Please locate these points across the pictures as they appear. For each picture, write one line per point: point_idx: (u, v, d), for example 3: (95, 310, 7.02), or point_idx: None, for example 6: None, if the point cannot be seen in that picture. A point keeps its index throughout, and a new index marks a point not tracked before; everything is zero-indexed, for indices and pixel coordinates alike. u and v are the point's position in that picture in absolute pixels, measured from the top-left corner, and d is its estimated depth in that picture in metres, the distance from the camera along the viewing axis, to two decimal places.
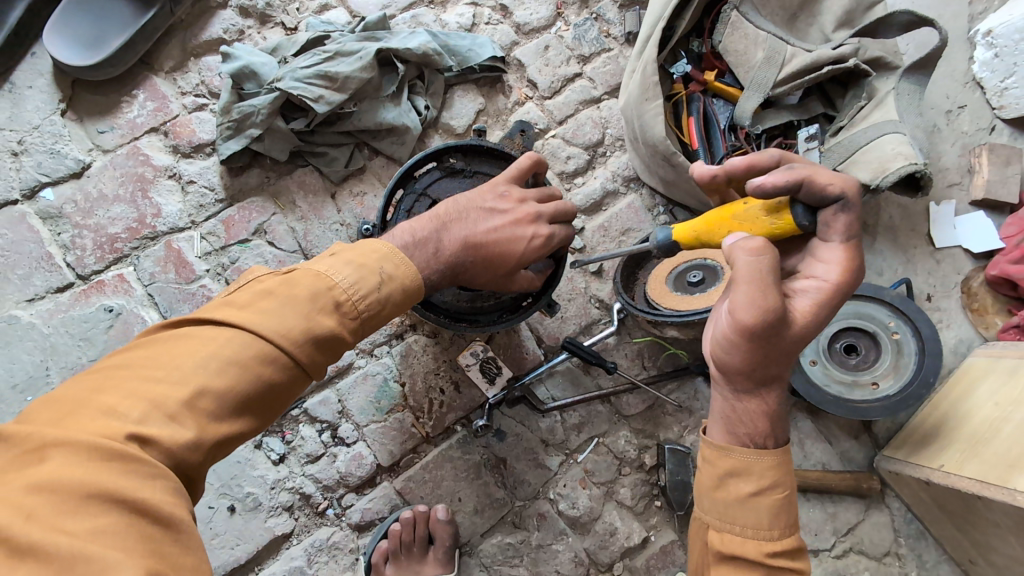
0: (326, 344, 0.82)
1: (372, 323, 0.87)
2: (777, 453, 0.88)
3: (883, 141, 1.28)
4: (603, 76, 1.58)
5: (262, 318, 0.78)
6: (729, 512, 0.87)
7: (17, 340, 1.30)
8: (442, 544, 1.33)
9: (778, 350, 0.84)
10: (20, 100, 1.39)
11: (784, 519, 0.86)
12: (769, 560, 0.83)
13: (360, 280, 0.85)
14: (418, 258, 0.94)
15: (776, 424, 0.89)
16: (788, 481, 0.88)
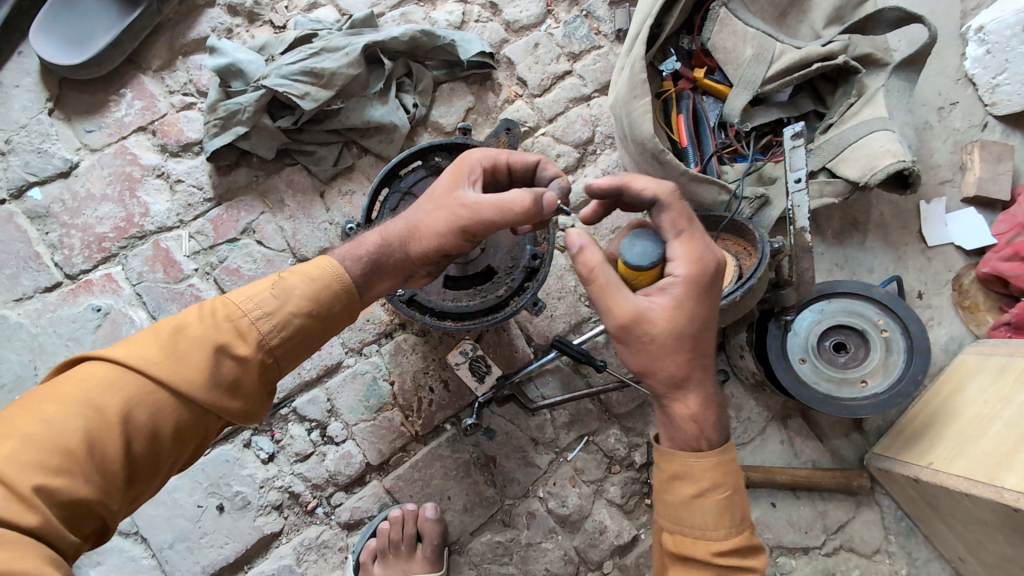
0: (219, 354, 0.84)
1: (276, 325, 0.88)
2: (719, 453, 0.90)
3: (871, 138, 1.29)
4: (594, 74, 1.58)
5: (149, 353, 0.81)
6: (678, 514, 0.90)
7: (5, 340, 1.30)
8: (430, 543, 1.33)
9: (651, 345, 0.88)
10: (7, 99, 1.39)
11: (731, 519, 0.88)
12: (718, 559, 0.87)
13: (255, 302, 0.89)
14: (363, 236, 1.04)
15: (705, 426, 0.90)
16: (733, 480, 0.90)
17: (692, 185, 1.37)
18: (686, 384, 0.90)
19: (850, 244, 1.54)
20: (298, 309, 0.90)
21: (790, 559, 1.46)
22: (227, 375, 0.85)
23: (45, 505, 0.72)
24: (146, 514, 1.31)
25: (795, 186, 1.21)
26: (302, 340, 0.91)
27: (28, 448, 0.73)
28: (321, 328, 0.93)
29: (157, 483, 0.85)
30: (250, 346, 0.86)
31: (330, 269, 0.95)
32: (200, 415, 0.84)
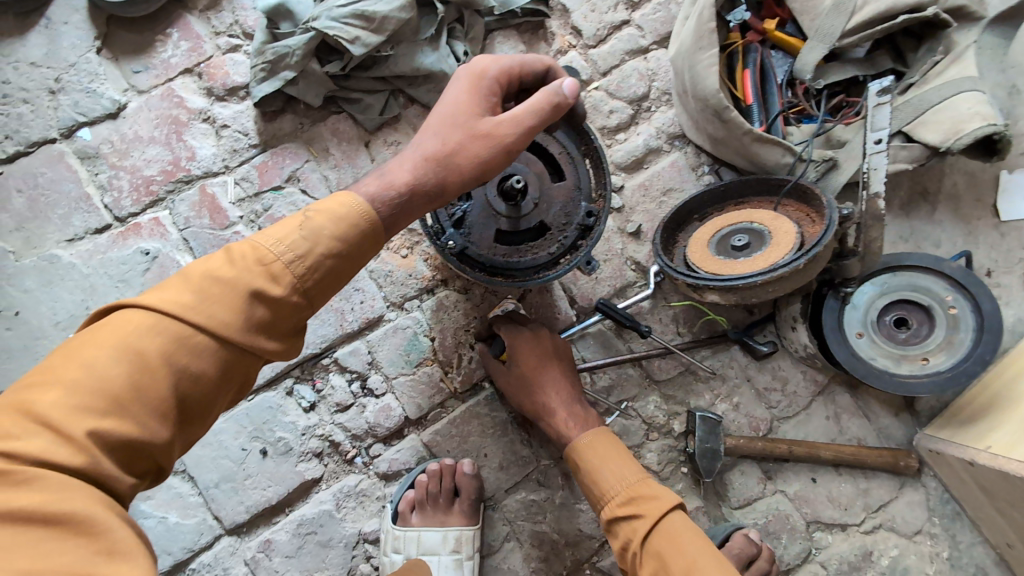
0: (253, 298, 0.78)
1: (306, 269, 0.80)
2: (587, 433, 1.24)
3: (956, 99, 1.20)
4: (652, 24, 1.50)
5: (182, 298, 0.76)
6: (595, 488, 1.21)
7: (58, 280, 1.31)
8: (467, 497, 1.35)
9: (510, 387, 1.31)
10: (56, 37, 1.35)
11: (617, 475, 1.19)
12: (618, 512, 1.16)
13: (286, 240, 0.80)
14: (390, 166, 0.92)
15: (569, 428, 1.26)
16: (604, 436, 1.24)
17: (755, 146, 1.31)
18: (553, 409, 1.27)
19: (917, 216, 1.45)
20: (330, 252, 0.81)
21: (827, 535, 1.43)
22: (259, 319, 0.78)
23: (99, 447, 0.68)
24: (193, 453, 1.34)
25: (874, 147, 1.14)
26: (336, 281, 0.84)
27: (73, 394, 0.68)
28: (353, 268, 0.86)
29: (212, 423, 0.81)
30: (284, 289, 0.79)
31: (358, 204, 0.84)
32: (237, 359, 0.78)
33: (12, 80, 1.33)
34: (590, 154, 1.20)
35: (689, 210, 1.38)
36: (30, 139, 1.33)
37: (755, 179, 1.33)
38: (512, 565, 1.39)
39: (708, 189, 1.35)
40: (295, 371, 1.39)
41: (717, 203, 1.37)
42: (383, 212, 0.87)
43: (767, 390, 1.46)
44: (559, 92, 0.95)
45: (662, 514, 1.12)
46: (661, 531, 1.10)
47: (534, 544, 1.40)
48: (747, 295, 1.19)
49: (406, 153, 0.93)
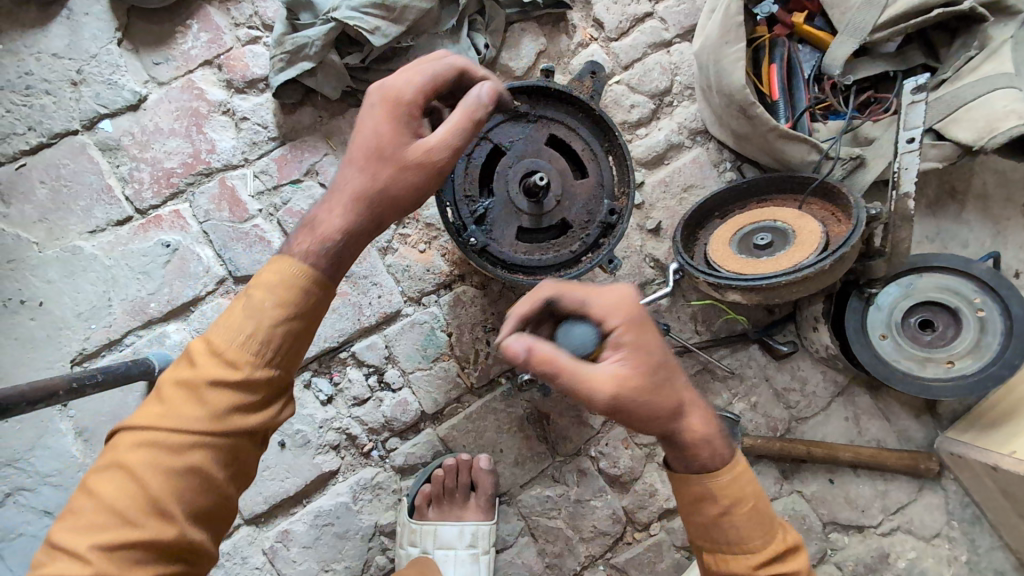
0: (213, 386, 0.75)
1: (262, 341, 0.77)
2: (733, 466, 0.83)
3: (992, 97, 1.16)
4: (676, 17, 1.47)
5: (152, 406, 0.75)
6: (712, 534, 0.83)
7: (80, 271, 1.32)
8: (484, 492, 1.36)
9: (627, 398, 0.79)
10: (77, 27, 1.35)
11: (764, 524, 0.83)
12: (759, 571, 0.81)
13: (233, 325, 0.77)
14: (318, 214, 0.85)
15: (715, 439, 0.84)
16: (754, 489, 0.84)
17: (779, 143, 1.29)
18: (692, 409, 0.84)
19: (944, 216, 1.42)
20: (279, 322, 0.78)
21: (844, 536, 1.42)
22: (226, 402, 0.75)
23: (117, 565, 0.67)
24: None
25: (907, 146, 1.11)
26: (300, 344, 0.81)
27: (82, 521, 0.69)
28: (314, 327, 0.83)
29: (234, 505, 0.79)
30: (242, 370, 0.76)
31: (292, 269, 0.80)
32: (221, 444, 0.74)
33: (33, 70, 1.33)
34: (613, 151, 1.18)
35: (710, 207, 1.35)
36: (52, 130, 1.33)
37: (780, 176, 1.30)
38: (526, 560, 1.40)
39: (730, 186, 1.32)
40: (312, 364, 1.39)
41: (739, 200, 1.35)
42: (323, 264, 0.82)
43: (786, 390, 1.44)
44: (479, 105, 0.89)
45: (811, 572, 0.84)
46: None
47: (548, 539, 1.40)
48: (771, 295, 1.18)
49: (332, 196, 0.86)
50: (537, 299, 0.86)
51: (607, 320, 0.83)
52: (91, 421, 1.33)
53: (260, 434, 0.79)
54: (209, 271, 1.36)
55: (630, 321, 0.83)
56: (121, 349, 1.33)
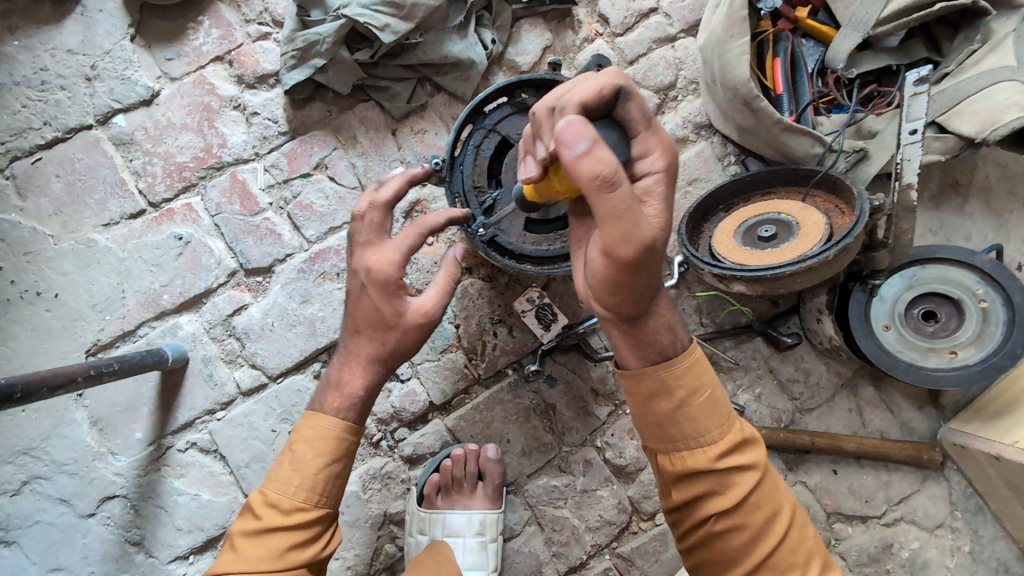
0: (283, 530, 0.89)
1: (308, 487, 0.91)
2: (690, 355, 0.85)
3: (993, 89, 1.18)
4: (680, 12, 1.49)
5: (232, 554, 0.88)
6: (667, 432, 0.84)
7: (95, 263, 1.35)
8: (491, 481, 1.37)
9: (620, 192, 0.71)
10: (92, 24, 1.37)
11: (720, 415, 0.84)
12: (718, 464, 0.82)
13: (284, 481, 0.91)
14: (342, 374, 0.98)
15: (678, 326, 0.87)
16: (709, 379, 0.85)
17: (784, 136, 1.30)
18: (663, 299, 0.86)
19: (947, 209, 1.43)
20: (321, 467, 0.92)
21: (847, 526, 1.44)
22: (285, 542, 0.88)
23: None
24: (225, 434, 1.37)
25: (909, 137, 1.12)
26: (341, 481, 0.95)
27: None
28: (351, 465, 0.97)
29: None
30: (305, 509, 0.90)
31: (328, 427, 0.94)
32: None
33: (48, 66, 1.35)
34: None
35: (715, 200, 1.37)
36: (67, 125, 1.35)
37: (784, 169, 1.31)
38: (533, 549, 1.42)
39: (735, 179, 1.33)
40: (322, 355, 1.40)
41: (744, 193, 1.36)
42: (355, 416, 0.96)
43: (790, 381, 1.46)
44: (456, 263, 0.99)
45: (766, 463, 0.85)
46: (763, 484, 0.84)
47: (555, 529, 1.42)
48: (775, 285, 1.19)
49: (349, 357, 0.98)
50: (563, 99, 0.80)
51: (629, 121, 0.83)
52: (105, 411, 1.35)
53: (317, 563, 0.91)
54: (221, 263, 1.38)
55: (630, 97, 0.82)
56: (135, 340, 1.35)
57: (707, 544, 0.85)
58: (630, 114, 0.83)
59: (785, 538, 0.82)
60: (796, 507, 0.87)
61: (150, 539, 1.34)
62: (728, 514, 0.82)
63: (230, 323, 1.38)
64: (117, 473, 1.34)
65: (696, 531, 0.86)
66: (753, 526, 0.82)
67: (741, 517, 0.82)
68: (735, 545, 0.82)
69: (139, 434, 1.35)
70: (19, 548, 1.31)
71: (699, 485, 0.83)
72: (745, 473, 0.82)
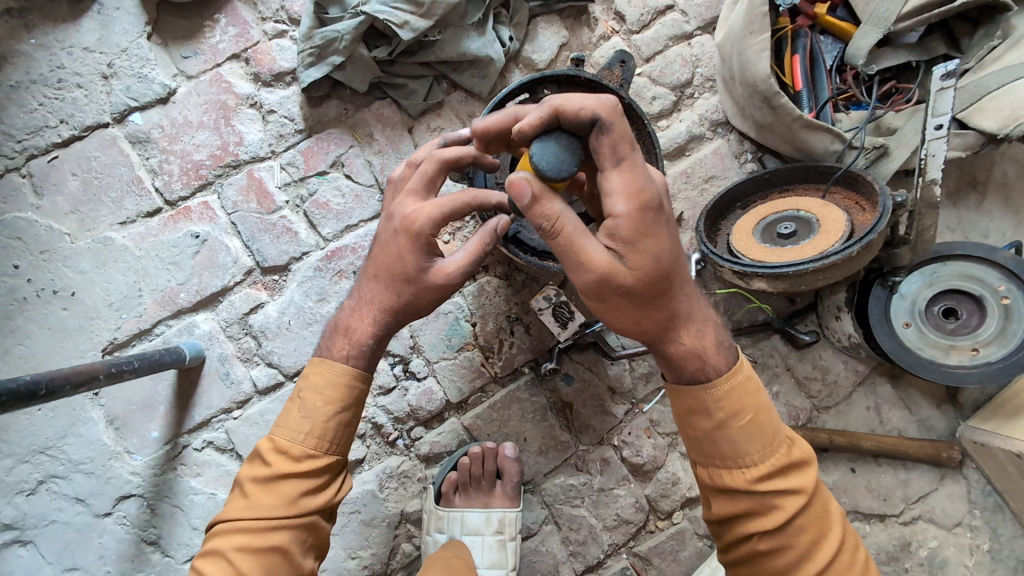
0: (291, 475, 0.88)
1: (319, 434, 0.90)
2: (730, 378, 0.83)
3: (1015, 86, 1.18)
4: (697, 10, 1.49)
5: (243, 498, 0.88)
6: (706, 448, 0.84)
7: (111, 262, 1.34)
8: (509, 479, 1.37)
9: (559, 236, 0.79)
10: (108, 22, 1.37)
11: (763, 439, 0.82)
12: (758, 485, 0.81)
13: (294, 426, 0.90)
14: (352, 321, 0.97)
15: (707, 354, 0.85)
16: (755, 399, 0.83)
17: (803, 133, 1.30)
18: (685, 325, 0.85)
19: (965, 206, 1.43)
20: (331, 416, 0.91)
21: (866, 525, 1.43)
22: (298, 489, 0.88)
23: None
24: (241, 433, 1.37)
25: (935, 133, 1.12)
26: (350, 429, 0.94)
27: None
28: (360, 413, 0.96)
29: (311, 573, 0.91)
30: (313, 453, 0.90)
31: (337, 374, 0.93)
32: (298, 522, 0.87)
33: (65, 64, 1.35)
34: (643, 139, 1.23)
35: (732, 198, 1.36)
36: (84, 124, 1.35)
37: (802, 166, 1.31)
38: (550, 548, 1.41)
39: (752, 177, 1.33)
40: None
41: (761, 190, 1.36)
42: (362, 362, 0.95)
43: (807, 379, 1.45)
44: (493, 234, 0.94)
45: (815, 487, 0.82)
46: (810, 508, 0.81)
47: (572, 528, 1.42)
48: (797, 282, 1.18)
49: (361, 302, 0.97)
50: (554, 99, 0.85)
51: (601, 155, 0.77)
52: (121, 410, 1.34)
53: (329, 510, 0.92)
54: (237, 262, 1.37)
55: (606, 131, 0.76)
56: (151, 338, 1.35)
57: (747, 561, 0.84)
58: (600, 151, 0.77)
59: (833, 562, 0.80)
60: (847, 529, 0.84)
61: (166, 538, 1.33)
62: (770, 535, 0.81)
63: (247, 321, 1.37)
64: (133, 472, 1.33)
65: (738, 546, 0.85)
66: (798, 548, 0.80)
67: (784, 539, 0.81)
68: (778, 565, 0.81)
69: (155, 433, 1.35)
70: (35, 547, 1.30)
71: (739, 503, 0.82)
72: (790, 496, 0.81)
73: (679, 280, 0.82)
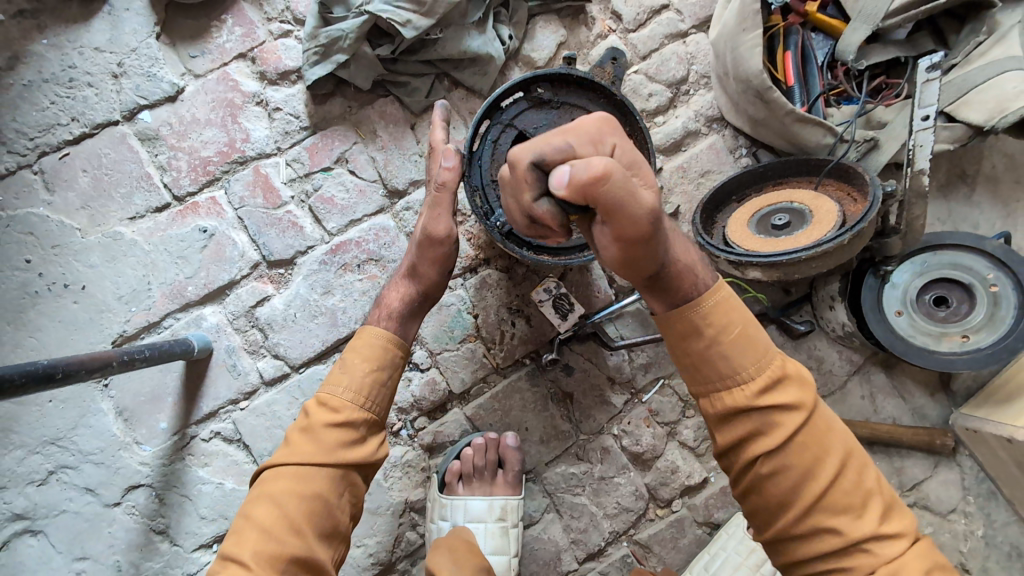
0: (333, 423, 0.96)
1: (358, 389, 0.98)
2: (715, 295, 0.88)
3: (1001, 79, 1.21)
4: (692, 8, 1.53)
5: (291, 445, 0.95)
6: (703, 372, 0.87)
7: (121, 255, 1.37)
8: (511, 468, 1.39)
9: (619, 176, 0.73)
10: (118, 23, 1.40)
11: (756, 352, 0.85)
12: (758, 400, 0.83)
13: (337, 381, 0.99)
14: (386, 292, 1.12)
15: (697, 269, 0.89)
16: (739, 314, 0.88)
17: (795, 127, 1.34)
18: (675, 246, 0.89)
19: (955, 198, 1.46)
20: (370, 373, 1.00)
21: None
22: (339, 438, 0.95)
23: (263, 564, 0.84)
24: (248, 423, 1.39)
25: (922, 124, 1.16)
26: (384, 390, 1.02)
27: (266, 534, 0.87)
28: (397, 378, 1.05)
29: (348, 526, 0.97)
30: (353, 406, 0.98)
31: (373, 333, 1.04)
32: (339, 469, 0.94)
33: (76, 64, 1.38)
34: (635, 134, 1.24)
35: (728, 191, 1.39)
36: (94, 121, 1.38)
37: (794, 159, 1.35)
38: (552, 536, 1.43)
39: (746, 171, 1.36)
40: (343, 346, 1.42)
41: (756, 183, 1.39)
42: (395, 329, 1.06)
43: (803, 368, 1.48)
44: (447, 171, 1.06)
45: (812, 403, 0.84)
46: (810, 422, 0.84)
47: (573, 516, 1.44)
48: (790, 270, 1.21)
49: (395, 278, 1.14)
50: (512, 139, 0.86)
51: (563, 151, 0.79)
52: (130, 401, 1.37)
53: (366, 465, 0.98)
54: (244, 255, 1.41)
55: (548, 138, 0.77)
56: (161, 331, 1.38)
57: (758, 490, 0.85)
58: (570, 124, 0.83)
59: (837, 481, 0.81)
60: (854, 446, 0.85)
61: (174, 527, 1.36)
62: (773, 455, 0.83)
63: (253, 314, 1.40)
64: (142, 462, 1.36)
65: (744, 475, 0.86)
66: (802, 467, 0.82)
67: (786, 457, 0.82)
68: (785, 487, 0.82)
69: (163, 424, 1.37)
70: (46, 537, 1.32)
71: (743, 423, 0.84)
72: (789, 411, 0.83)
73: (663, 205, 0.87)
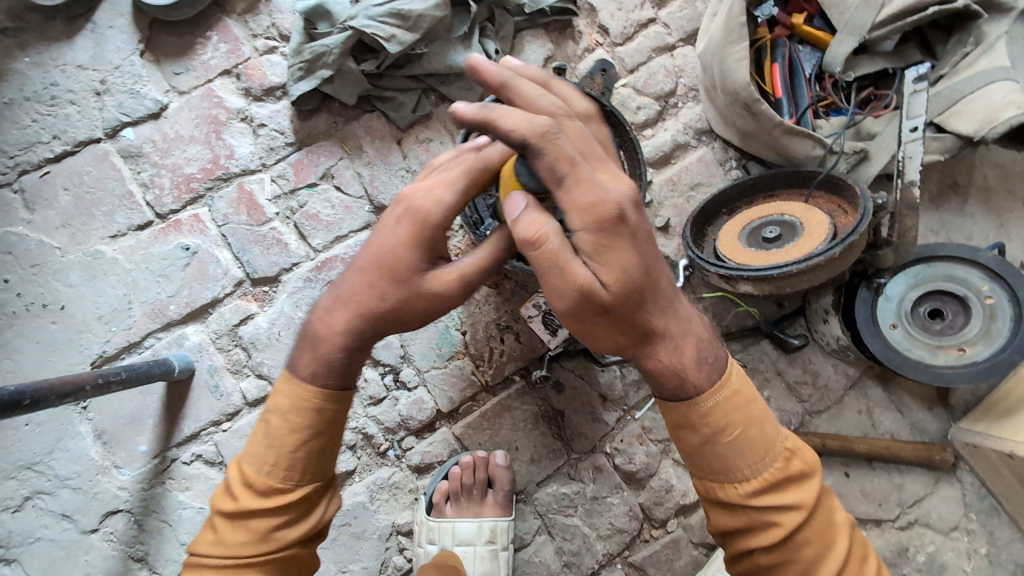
0: (261, 507, 0.84)
1: (284, 465, 0.85)
2: (714, 393, 0.81)
3: (988, 90, 1.21)
4: (679, 22, 1.53)
5: (219, 529, 0.86)
6: (698, 464, 0.83)
7: (102, 274, 1.35)
8: (501, 489, 1.36)
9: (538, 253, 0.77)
10: (101, 41, 1.39)
11: (756, 454, 0.80)
12: (753, 500, 0.80)
13: (259, 455, 0.85)
14: (324, 327, 0.87)
15: (686, 371, 0.81)
16: (743, 413, 0.81)
17: (784, 139, 1.33)
18: (662, 343, 0.82)
19: (948, 208, 1.45)
20: (295, 448, 0.85)
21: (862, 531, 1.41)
22: (266, 524, 0.84)
23: None
24: (231, 445, 1.36)
25: (910, 135, 1.16)
26: (324, 455, 0.88)
27: None
28: (334, 436, 0.89)
29: None
30: (284, 484, 0.85)
31: (298, 395, 0.86)
32: (271, 556, 0.85)
33: (59, 81, 1.37)
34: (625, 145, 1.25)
35: (718, 204, 1.38)
36: (76, 139, 1.37)
37: (784, 171, 1.33)
38: (544, 558, 1.39)
39: (736, 184, 1.35)
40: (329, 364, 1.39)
41: (745, 196, 1.38)
42: (337, 380, 0.87)
43: (798, 383, 1.45)
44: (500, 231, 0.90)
45: (815, 499, 0.81)
46: (811, 521, 0.80)
47: (566, 537, 1.40)
48: (782, 284, 1.19)
49: (337, 299, 0.87)
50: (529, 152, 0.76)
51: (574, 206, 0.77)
52: (110, 423, 1.34)
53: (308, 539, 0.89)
54: (227, 272, 1.38)
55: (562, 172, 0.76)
56: (141, 351, 1.35)
57: None
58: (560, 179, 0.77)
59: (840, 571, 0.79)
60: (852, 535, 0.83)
61: (154, 554, 1.31)
62: (771, 550, 0.80)
63: (237, 333, 1.38)
64: (120, 487, 1.32)
65: (741, 560, 0.84)
66: (801, 562, 0.79)
67: (786, 554, 0.79)
68: None
69: (143, 447, 1.33)
70: (20, 566, 1.28)
71: (738, 518, 0.81)
72: (790, 511, 0.79)
73: (656, 285, 0.81)
